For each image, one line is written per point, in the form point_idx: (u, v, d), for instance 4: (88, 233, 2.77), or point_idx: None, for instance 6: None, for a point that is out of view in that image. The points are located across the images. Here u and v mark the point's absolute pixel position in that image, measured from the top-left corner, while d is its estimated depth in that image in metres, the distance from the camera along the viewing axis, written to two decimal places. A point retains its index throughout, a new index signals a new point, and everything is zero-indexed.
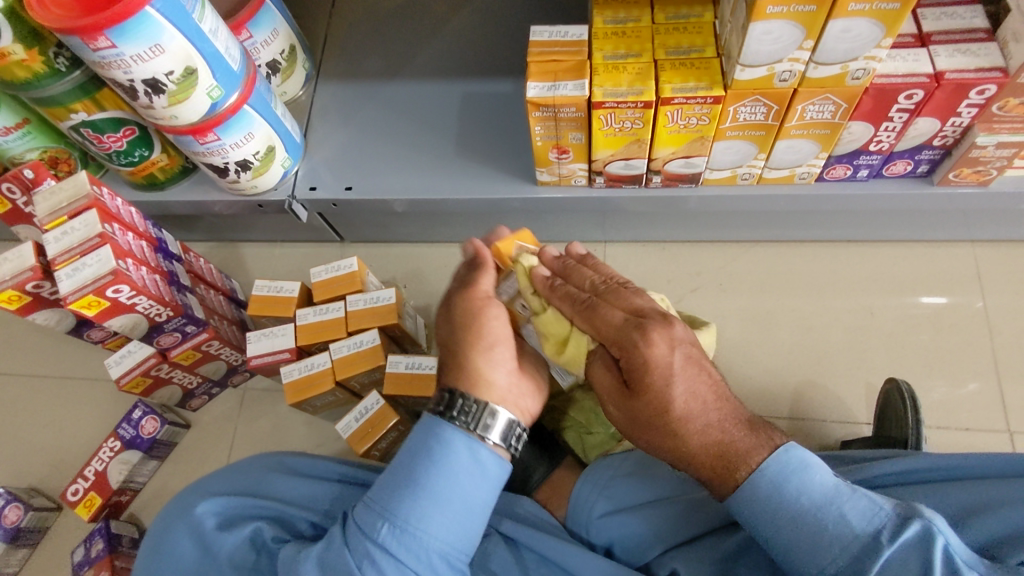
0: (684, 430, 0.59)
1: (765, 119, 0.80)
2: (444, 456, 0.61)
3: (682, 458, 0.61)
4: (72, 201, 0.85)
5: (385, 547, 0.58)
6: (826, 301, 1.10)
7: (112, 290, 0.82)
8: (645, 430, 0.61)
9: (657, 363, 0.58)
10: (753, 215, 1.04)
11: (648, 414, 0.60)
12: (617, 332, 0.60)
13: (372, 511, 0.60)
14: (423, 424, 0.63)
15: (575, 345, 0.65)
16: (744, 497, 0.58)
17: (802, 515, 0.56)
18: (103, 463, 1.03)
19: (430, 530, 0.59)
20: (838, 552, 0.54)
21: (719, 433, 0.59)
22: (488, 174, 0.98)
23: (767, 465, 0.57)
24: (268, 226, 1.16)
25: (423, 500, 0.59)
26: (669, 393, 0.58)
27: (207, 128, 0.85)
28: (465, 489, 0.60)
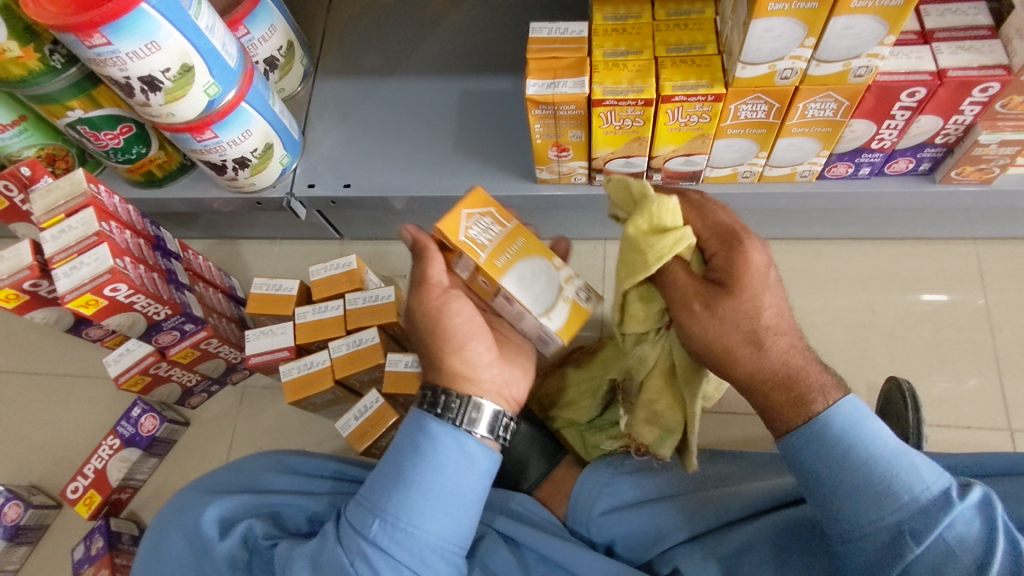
0: (770, 343, 0.58)
1: (766, 117, 0.79)
2: (431, 450, 0.60)
3: (759, 377, 0.59)
4: (69, 199, 0.84)
5: (379, 543, 0.58)
6: (827, 299, 1.09)
7: (109, 289, 0.81)
8: (725, 338, 0.58)
9: (757, 269, 0.58)
10: (754, 213, 1.03)
11: (734, 316, 0.58)
12: (718, 231, 0.61)
13: (363, 508, 0.59)
14: (410, 421, 0.62)
15: (676, 237, 0.59)
16: (817, 436, 0.56)
17: (872, 460, 0.54)
18: (103, 461, 1.03)
19: (422, 522, 0.58)
20: (902, 503, 0.53)
21: (801, 357, 0.59)
22: (487, 171, 0.98)
23: (842, 407, 0.56)
24: (266, 224, 1.16)
25: (414, 494, 0.59)
26: (763, 300, 0.58)
27: (204, 125, 0.84)
28: (452, 481, 0.60)
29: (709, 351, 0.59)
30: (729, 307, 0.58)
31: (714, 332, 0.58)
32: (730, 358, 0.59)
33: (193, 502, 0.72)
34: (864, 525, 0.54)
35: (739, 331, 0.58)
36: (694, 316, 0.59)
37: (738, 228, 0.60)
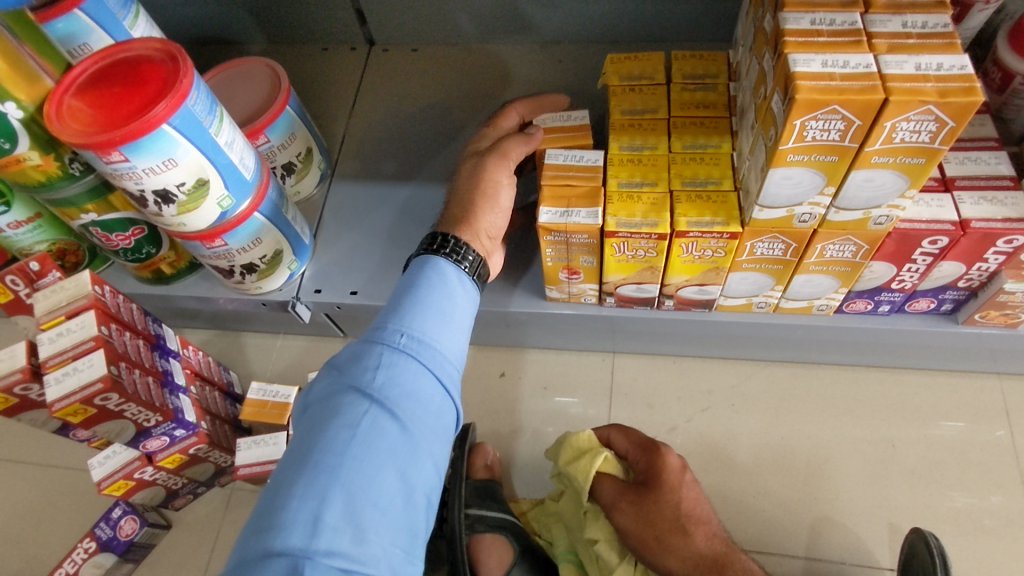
0: (693, 530, 0.79)
1: (783, 254, 0.78)
2: (438, 278, 0.70)
3: (691, 559, 0.78)
4: (72, 301, 0.84)
5: (406, 350, 0.63)
6: (844, 430, 1.04)
7: (100, 398, 0.79)
8: (655, 530, 0.79)
9: (673, 471, 0.82)
10: (769, 340, 1.00)
11: (654, 508, 0.80)
12: (641, 442, 0.86)
13: (379, 330, 0.65)
14: (417, 263, 0.72)
15: (602, 457, 0.85)
16: None
17: None
18: (74, 566, 0.96)
19: (439, 373, 0.65)
20: None
21: (721, 543, 0.79)
22: (498, 284, 0.96)
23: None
24: (270, 321, 1.14)
25: (430, 311, 0.67)
26: (681, 496, 0.81)
27: (216, 234, 0.84)
28: (463, 318, 0.70)
29: (655, 542, 0.79)
30: (651, 506, 0.80)
31: (643, 529, 0.80)
32: (664, 547, 0.78)
33: None
34: None
35: (660, 526, 0.80)
36: (622, 514, 0.81)
37: (653, 439, 0.86)
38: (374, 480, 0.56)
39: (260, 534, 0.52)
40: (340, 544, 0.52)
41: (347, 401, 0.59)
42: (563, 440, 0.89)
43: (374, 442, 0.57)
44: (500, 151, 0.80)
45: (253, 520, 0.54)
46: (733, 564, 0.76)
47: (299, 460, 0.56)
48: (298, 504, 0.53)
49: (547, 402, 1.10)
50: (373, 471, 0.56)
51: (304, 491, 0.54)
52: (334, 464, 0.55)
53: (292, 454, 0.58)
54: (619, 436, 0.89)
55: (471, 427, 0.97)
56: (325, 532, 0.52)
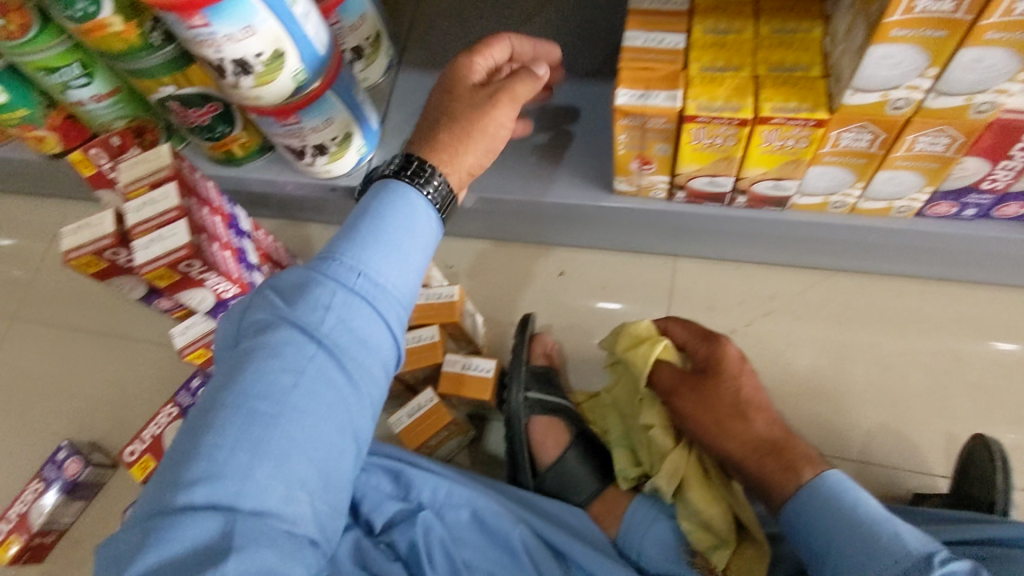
0: (753, 416, 0.78)
1: (869, 147, 0.75)
2: (403, 208, 0.62)
3: (749, 444, 0.77)
4: (154, 172, 0.87)
5: (355, 291, 0.58)
6: (907, 341, 1.03)
7: (185, 264, 0.84)
8: (715, 414, 0.80)
9: (733, 360, 0.83)
10: (838, 245, 0.98)
11: (712, 395, 0.81)
12: (700, 335, 0.89)
13: (330, 262, 0.58)
14: (379, 188, 0.63)
15: (660, 344, 0.89)
16: (806, 500, 0.68)
17: (857, 530, 0.63)
18: (161, 427, 1.09)
19: (387, 312, 0.59)
20: (889, 563, 0.60)
21: (780, 430, 0.77)
22: (565, 176, 0.95)
23: (827, 477, 0.68)
24: (336, 210, 1.17)
25: (390, 250, 0.60)
26: (739, 383, 0.81)
27: (290, 110, 0.85)
28: (423, 257, 0.63)
29: (713, 425, 0.80)
30: (710, 391, 0.82)
31: (700, 412, 0.81)
32: (722, 429, 0.79)
33: None
34: None
35: (717, 411, 0.80)
36: (681, 398, 0.83)
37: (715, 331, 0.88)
38: (310, 432, 0.53)
39: (173, 482, 0.50)
40: (272, 502, 0.50)
41: (287, 343, 0.55)
42: (623, 330, 0.94)
43: (312, 395, 0.53)
44: (510, 92, 0.68)
45: (170, 459, 0.51)
46: (792, 449, 0.74)
47: (227, 400, 0.52)
48: (224, 454, 0.50)
49: (605, 301, 1.11)
50: (310, 422, 0.53)
51: (233, 441, 0.50)
52: (267, 412, 0.52)
53: (214, 391, 0.53)
54: (678, 328, 0.91)
55: (531, 319, 1.01)
56: (234, 484, 0.49)
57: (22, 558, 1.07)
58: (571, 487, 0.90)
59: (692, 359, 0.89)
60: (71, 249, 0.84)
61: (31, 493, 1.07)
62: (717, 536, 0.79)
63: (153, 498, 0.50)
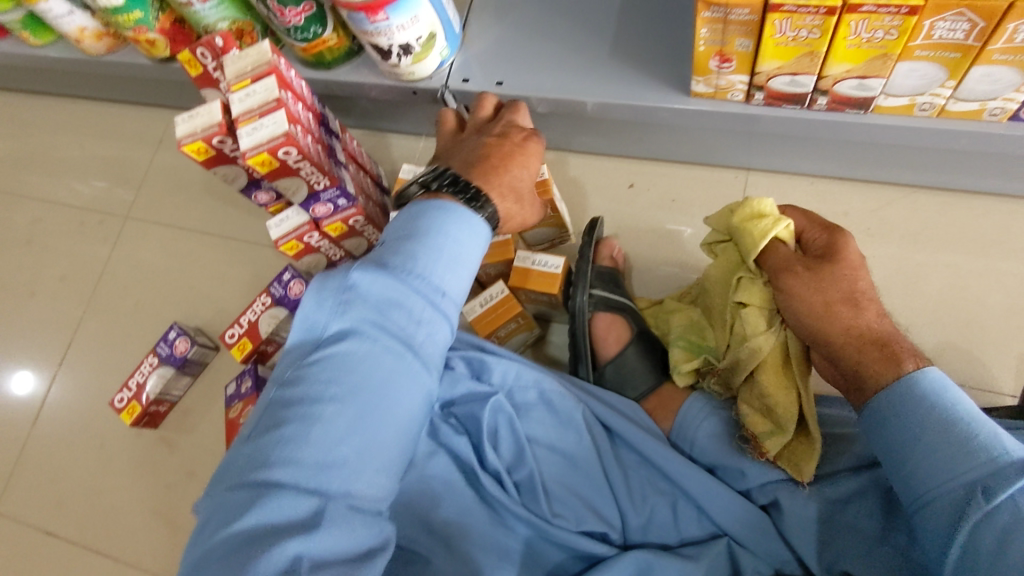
0: (864, 306, 0.74)
1: (965, 39, 0.72)
2: (462, 220, 0.66)
3: (852, 334, 0.73)
4: (255, 66, 0.93)
5: (418, 290, 0.61)
6: (989, 261, 1.00)
7: (283, 152, 0.90)
8: (826, 297, 0.75)
9: (854, 254, 0.78)
10: (924, 155, 0.95)
11: (826, 279, 0.76)
12: (823, 224, 0.83)
13: (412, 266, 0.62)
14: (437, 204, 0.66)
15: (784, 223, 0.82)
16: (899, 394, 0.65)
17: (950, 427, 0.62)
18: (257, 314, 1.19)
19: (452, 316, 0.64)
20: (980, 462, 0.59)
21: (887, 327, 0.73)
22: (641, 80, 0.96)
23: (923, 374, 0.65)
24: (416, 118, 1.22)
25: (454, 260, 0.64)
26: (858, 275, 0.76)
27: (379, 6, 0.88)
28: (478, 258, 0.68)
29: (821, 308, 0.75)
30: (826, 275, 0.76)
31: (812, 292, 0.76)
32: (828, 313, 0.75)
33: None
34: (944, 479, 0.61)
35: (829, 295, 0.75)
36: (794, 277, 0.78)
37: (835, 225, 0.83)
38: (384, 443, 0.57)
39: (252, 463, 0.53)
40: (353, 487, 0.54)
41: (372, 343, 0.58)
42: (745, 201, 0.87)
43: (394, 393, 0.58)
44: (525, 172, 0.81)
45: (246, 452, 0.54)
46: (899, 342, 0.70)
47: (309, 402, 0.54)
48: (310, 449, 0.53)
49: (674, 213, 1.12)
50: (384, 433, 0.57)
51: (319, 437, 0.53)
52: (355, 417, 0.55)
53: (280, 402, 0.55)
54: (801, 216, 0.85)
55: (599, 221, 1.03)
56: (330, 467, 0.53)
57: (142, 422, 1.22)
58: (625, 383, 0.94)
59: (806, 248, 0.83)
60: (184, 136, 0.93)
61: (148, 366, 1.21)
62: (778, 422, 0.78)
63: (234, 476, 0.53)
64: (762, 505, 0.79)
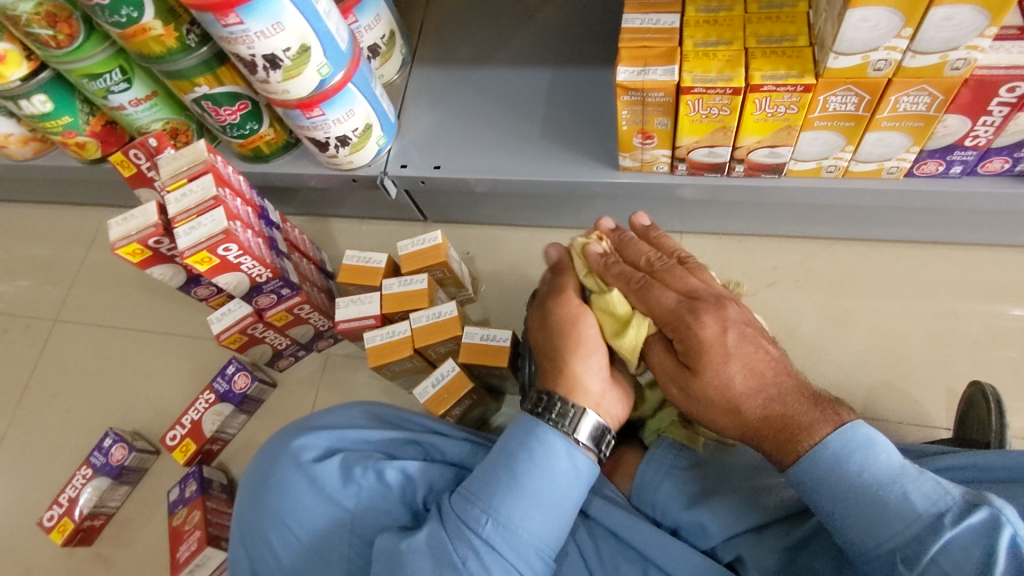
0: (742, 406, 0.63)
1: (855, 109, 0.80)
2: (545, 457, 0.65)
3: (751, 431, 0.63)
4: (191, 165, 0.94)
5: (492, 541, 0.62)
6: (906, 303, 1.07)
7: (222, 248, 0.90)
8: (703, 410, 0.66)
9: (710, 343, 0.64)
10: (836, 211, 1.03)
11: (705, 391, 0.64)
12: (668, 314, 0.68)
13: (479, 504, 0.63)
14: (520, 428, 0.67)
15: (634, 332, 0.71)
16: (805, 466, 0.57)
17: (864, 489, 0.55)
18: (199, 413, 1.15)
19: (514, 562, 0.62)
20: (897, 528, 0.53)
21: (781, 406, 0.62)
22: (572, 157, 1.01)
23: (828, 443, 0.57)
24: (357, 203, 1.23)
25: (525, 498, 0.63)
26: (727, 370, 0.63)
27: (315, 103, 0.91)
28: (565, 496, 0.65)
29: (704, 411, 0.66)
30: (696, 386, 0.65)
31: (697, 411, 0.66)
32: (709, 418, 0.66)
33: (297, 444, 0.75)
34: (866, 547, 0.54)
35: (715, 400, 0.64)
36: (670, 391, 0.68)
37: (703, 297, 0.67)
38: None
39: None
40: None
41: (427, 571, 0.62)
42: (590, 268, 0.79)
43: None
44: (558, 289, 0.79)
45: None
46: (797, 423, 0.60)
47: None
48: None
49: None
50: None
51: None
52: None
53: None
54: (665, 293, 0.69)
55: None
56: None
57: (75, 540, 1.15)
58: None
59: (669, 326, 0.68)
60: (118, 239, 0.91)
61: (81, 479, 1.15)
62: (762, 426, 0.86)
63: None
64: (728, 563, 0.74)
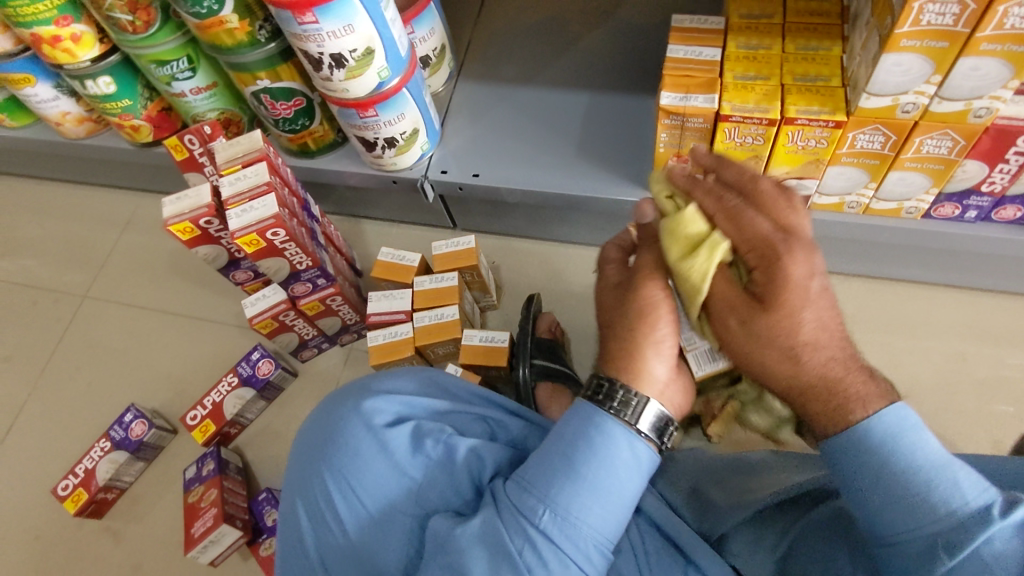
0: (806, 358, 0.61)
1: (881, 148, 0.85)
2: (604, 448, 0.65)
3: (796, 386, 0.62)
4: (246, 153, 0.99)
5: (546, 531, 0.63)
6: (915, 341, 1.12)
7: (271, 232, 0.94)
8: (763, 359, 0.63)
9: (795, 284, 0.61)
10: (853, 246, 1.08)
11: (772, 332, 0.61)
12: (758, 244, 0.64)
13: (536, 494, 0.64)
14: (579, 414, 0.67)
15: (706, 253, 0.66)
16: (850, 442, 0.58)
17: (913, 471, 0.55)
18: (221, 395, 1.17)
19: (571, 555, 0.63)
20: (940, 514, 0.53)
21: (840, 369, 0.60)
22: (606, 175, 1.07)
23: (883, 417, 0.57)
24: (391, 205, 1.28)
25: (583, 489, 0.63)
26: (800, 318, 0.61)
27: (370, 103, 0.96)
28: (623, 489, 0.64)
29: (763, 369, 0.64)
30: (764, 329, 0.62)
31: (751, 348, 0.63)
32: (767, 372, 0.63)
33: (364, 408, 0.77)
34: (903, 532, 0.55)
35: (778, 354, 0.62)
36: (730, 333, 0.65)
37: (772, 238, 0.63)
38: None
39: None
40: None
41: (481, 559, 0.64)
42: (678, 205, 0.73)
43: None
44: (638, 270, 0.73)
45: None
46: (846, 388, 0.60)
47: None
48: None
49: None
50: None
51: None
52: None
53: None
54: (754, 216, 0.65)
55: (536, 297, 1.13)
56: None
57: (86, 512, 1.16)
58: None
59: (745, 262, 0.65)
60: (171, 216, 0.95)
61: (99, 451, 1.16)
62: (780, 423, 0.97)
63: None
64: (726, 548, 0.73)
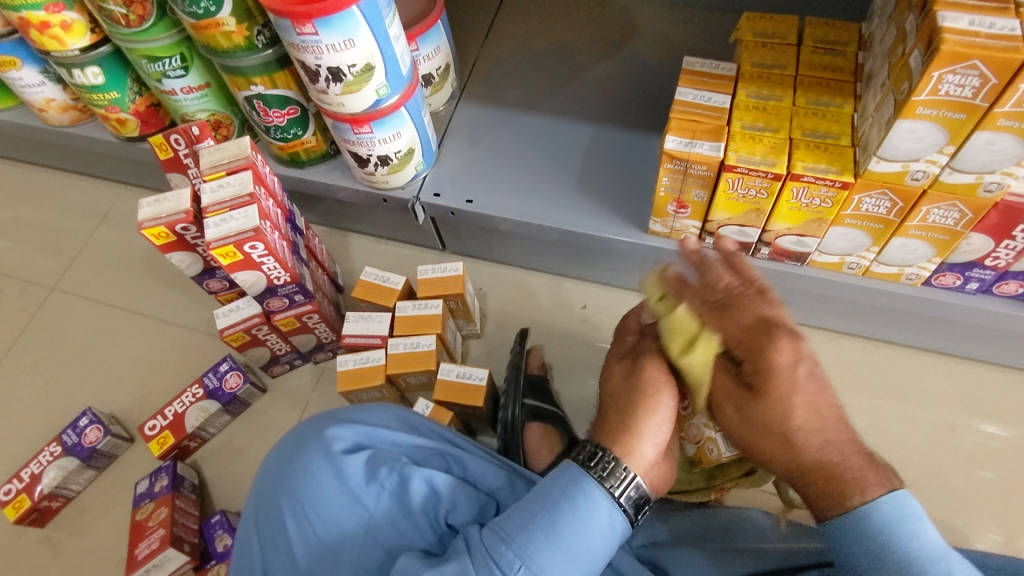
0: (801, 440, 0.59)
1: (886, 213, 0.83)
2: (587, 512, 0.62)
3: (795, 468, 0.60)
4: (233, 159, 0.94)
5: None
6: (904, 406, 1.09)
7: (249, 246, 0.89)
8: (761, 446, 0.61)
9: (779, 370, 0.58)
10: (848, 306, 1.05)
11: (764, 418, 0.60)
12: (744, 335, 0.61)
13: (511, 543, 0.60)
14: (565, 472, 0.64)
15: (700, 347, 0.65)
16: (848, 526, 0.56)
17: (909, 563, 0.53)
18: (184, 406, 1.12)
19: None
20: None
21: (837, 452, 0.58)
22: (602, 213, 1.03)
23: (880, 504, 0.55)
24: (379, 222, 1.24)
25: (560, 548, 0.60)
26: (790, 403, 0.58)
27: (366, 120, 0.93)
28: (594, 552, 0.61)
29: (763, 454, 0.62)
30: (755, 415, 0.60)
31: (749, 432, 0.62)
32: (770, 456, 0.62)
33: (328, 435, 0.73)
34: None
35: (772, 438, 0.60)
36: (726, 416, 0.64)
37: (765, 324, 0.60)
38: None
39: None
40: None
41: None
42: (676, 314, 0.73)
43: None
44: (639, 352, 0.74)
45: None
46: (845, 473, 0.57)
47: None
48: None
49: None
50: None
51: None
52: None
53: None
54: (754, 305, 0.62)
55: (526, 333, 1.09)
56: None
57: (28, 519, 1.10)
58: None
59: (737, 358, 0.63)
60: (146, 219, 0.91)
61: (47, 456, 1.11)
62: None
63: None
64: None
